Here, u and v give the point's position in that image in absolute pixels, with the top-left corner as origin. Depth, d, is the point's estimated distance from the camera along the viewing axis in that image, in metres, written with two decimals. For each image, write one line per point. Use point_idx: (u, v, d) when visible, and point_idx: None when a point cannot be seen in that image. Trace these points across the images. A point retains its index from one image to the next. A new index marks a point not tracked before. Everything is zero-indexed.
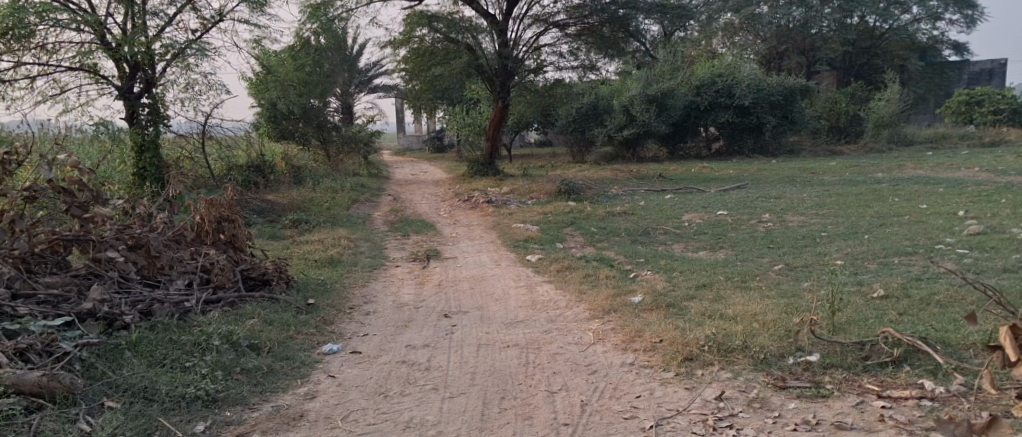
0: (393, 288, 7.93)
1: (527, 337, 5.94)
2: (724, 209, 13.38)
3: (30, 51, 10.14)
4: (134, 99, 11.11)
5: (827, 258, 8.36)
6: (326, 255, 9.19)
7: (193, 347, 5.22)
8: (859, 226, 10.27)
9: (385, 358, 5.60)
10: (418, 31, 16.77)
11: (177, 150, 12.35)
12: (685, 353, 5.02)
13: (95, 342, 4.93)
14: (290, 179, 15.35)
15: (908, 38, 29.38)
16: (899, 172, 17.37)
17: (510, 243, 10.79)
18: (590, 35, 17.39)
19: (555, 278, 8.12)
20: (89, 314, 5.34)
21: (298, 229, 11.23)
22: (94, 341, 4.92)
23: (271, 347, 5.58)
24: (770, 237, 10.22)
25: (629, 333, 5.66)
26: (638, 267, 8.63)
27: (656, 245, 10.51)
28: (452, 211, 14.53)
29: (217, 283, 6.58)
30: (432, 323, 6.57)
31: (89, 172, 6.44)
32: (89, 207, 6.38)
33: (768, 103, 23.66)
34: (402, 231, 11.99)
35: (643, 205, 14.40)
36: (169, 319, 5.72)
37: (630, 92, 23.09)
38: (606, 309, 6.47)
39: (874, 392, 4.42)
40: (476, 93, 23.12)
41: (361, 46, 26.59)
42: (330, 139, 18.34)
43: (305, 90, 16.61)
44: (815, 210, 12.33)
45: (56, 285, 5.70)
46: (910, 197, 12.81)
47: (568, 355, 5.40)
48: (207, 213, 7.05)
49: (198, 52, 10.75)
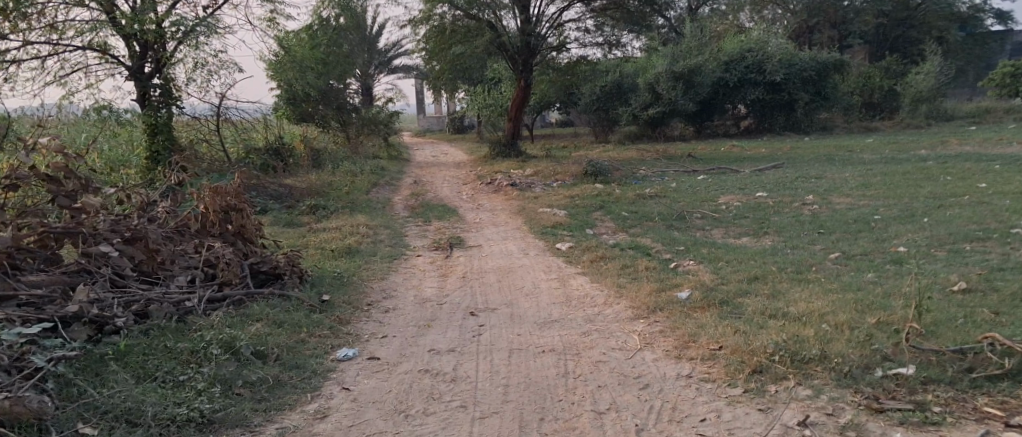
0: (414, 281, 7.31)
1: (565, 340, 5.32)
2: (764, 190, 12.63)
3: (39, 30, 9.58)
4: (146, 79, 10.59)
5: (887, 244, 7.65)
6: (344, 244, 8.58)
7: (189, 356, 4.65)
8: (915, 209, 9.49)
9: (405, 366, 5.01)
10: (438, 8, 16.09)
11: (192, 133, 11.80)
12: (752, 364, 4.34)
13: (73, 355, 4.33)
14: (309, 163, 14.79)
15: (947, 8, 28.19)
16: (945, 149, 16.45)
17: (537, 229, 10.14)
18: (617, 10, 16.55)
19: (589, 269, 7.49)
20: (75, 317, 4.76)
21: (315, 215, 10.63)
22: (72, 354, 4.34)
23: (279, 353, 4.98)
24: (818, 221, 9.50)
25: (681, 337, 5.02)
26: (679, 257, 7.93)
27: (694, 231, 9.84)
28: (475, 194, 13.91)
29: (223, 279, 5.96)
30: (456, 322, 5.96)
31: (78, 156, 5.81)
32: (78, 196, 5.76)
33: (800, 78, 22.80)
34: (423, 216, 11.40)
35: (677, 187, 13.63)
36: (167, 322, 5.17)
37: (656, 68, 22.28)
38: (651, 308, 5.82)
39: (998, 419, 3.73)
40: (498, 71, 22.43)
41: (381, 25, 25.90)
42: (349, 122, 17.75)
43: (321, 70, 16.07)
44: (862, 190, 11.56)
45: (42, 283, 5.11)
46: (964, 174, 12.02)
47: (613, 363, 4.77)
48: (211, 202, 6.45)
49: (209, 29, 10.12)
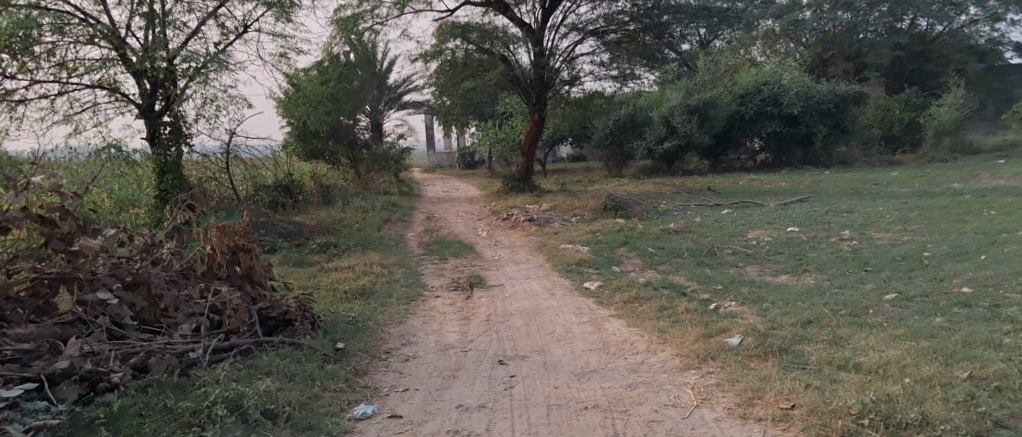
0: (434, 325, 6.77)
1: (609, 394, 4.77)
2: (795, 224, 12.08)
3: (48, 69, 9.21)
4: (155, 117, 10.20)
5: (946, 284, 7.09)
6: (357, 284, 8.06)
7: (190, 417, 4.18)
8: (966, 245, 8.92)
9: (431, 426, 4.49)
10: (450, 43, 15.72)
11: (200, 171, 11.38)
12: (838, 429, 3.97)
13: (52, 423, 3.87)
14: (319, 200, 14.34)
15: (965, 41, 27.90)
16: (977, 182, 15.93)
17: (560, 267, 9.59)
18: (631, 42, 16.19)
19: (622, 311, 6.91)
20: (64, 374, 4.29)
21: (327, 253, 10.13)
22: (51, 423, 3.89)
23: (290, 411, 4.48)
24: (860, 258, 8.93)
25: (744, 392, 4.54)
26: (718, 297, 7.35)
27: (726, 267, 9.28)
28: (491, 231, 13.42)
29: (230, 328, 5.45)
30: (484, 372, 5.40)
31: (74, 196, 5.32)
32: (74, 238, 5.27)
33: (818, 111, 22.30)
34: (439, 254, 10.89)
35: (701, 221, 13.08)
36: (168, 377, 4.67)
37: (670, 102, 21.79)
38: (700, 356, 5.25)
39: None
40: (509, 106, 22.05)
41: (391, 61, 25.64)
42: (360, 158, 17.38)
43: (333, 108, 15.68)
44: (900, 225, 11.01)
45: (32, 335, 4.61)
46: (1006, 208, 11.50)
47: (670, 423, 4.32)
48: (218, 243, 5.93)
49: (221, 66, 9.74)
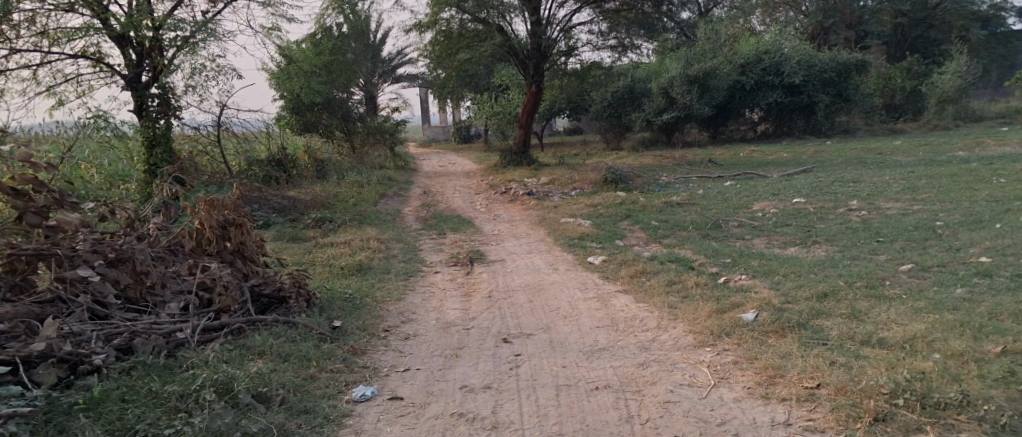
0: (434, 302, 6.50)
1: (620, 373, 4.54)
2: (800, 195, 11.80)
3: (29, 37, 8.85)
4: (142, 89, 9.84)
5: (964, 253, 6.84)
6: (354, 260, 7.78)
7: (177, 402, 3.93)
8: (979, 213, 8.67)
9: (434, 408, 4.25)
10: (444, 13, 15.30)
11: (191, 145, 11.03)
12: (870, 410, 3.77)
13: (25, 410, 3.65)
14: (313, 175, 14.01)
15: (967, 6, 27.47)
16: (983, 150, 15.66)
17: (561, 241, 9.32)
18: (629, 12, 15.74)
19: (629, 286, 6.66)
20: (41, 357, 4.04)
21: (322, 229, 9.84)
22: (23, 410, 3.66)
23: (284, 394, 4.23)
24: (871, 228, 8.68)
25: (764, 370, 4.32)
26: (727, 271, 7.09)
27: (733, 240, 9.02)
28: (489, 205, 13.14)
29: (220, 306, 5.17)
30: (488, 351, 5.15)
31: (51, 167, 5.01)
32: (51, 212, 4.97)
33: (820, 80, 21.90)
34: (437, 228, 10.60)
35: (704, 193, 12.79)
36: (153, 359, 4.41)
37: (669, 72, 21.38)
38: (714, 333, 5.01)
39: None
40: (506, 78, 21.62)
41: (385, 33, 25.14)
42: (354, 131, 17.00)
43: (326, 80, 15.27)
44: (909, 194, 10.75)
45: (7, 315, 4.35)
46: (1015, 176, 11.25)
47: (687, 404, 4.10)
48: (206, 218, 5.63)
49: (209, 36, 9.36)
